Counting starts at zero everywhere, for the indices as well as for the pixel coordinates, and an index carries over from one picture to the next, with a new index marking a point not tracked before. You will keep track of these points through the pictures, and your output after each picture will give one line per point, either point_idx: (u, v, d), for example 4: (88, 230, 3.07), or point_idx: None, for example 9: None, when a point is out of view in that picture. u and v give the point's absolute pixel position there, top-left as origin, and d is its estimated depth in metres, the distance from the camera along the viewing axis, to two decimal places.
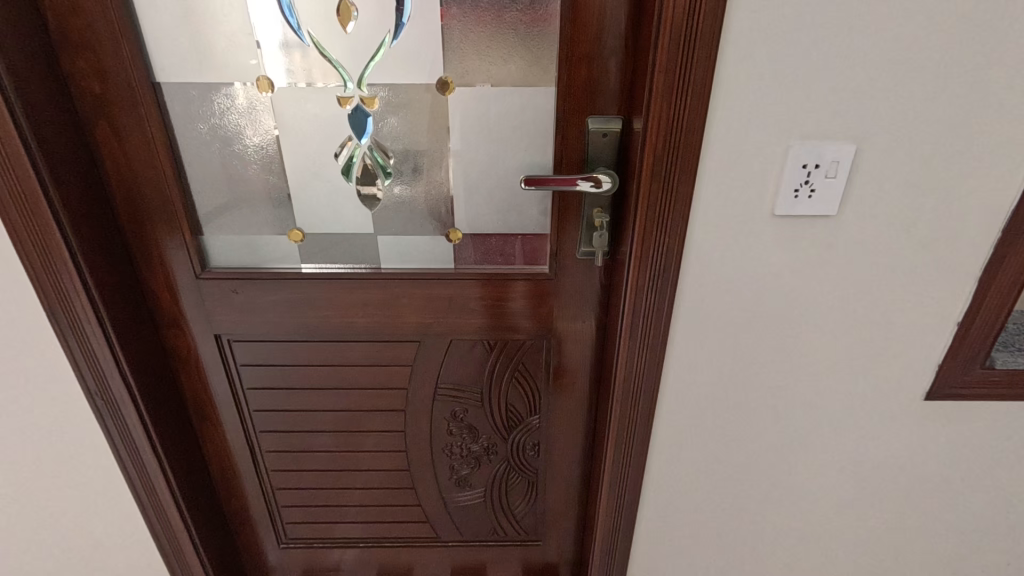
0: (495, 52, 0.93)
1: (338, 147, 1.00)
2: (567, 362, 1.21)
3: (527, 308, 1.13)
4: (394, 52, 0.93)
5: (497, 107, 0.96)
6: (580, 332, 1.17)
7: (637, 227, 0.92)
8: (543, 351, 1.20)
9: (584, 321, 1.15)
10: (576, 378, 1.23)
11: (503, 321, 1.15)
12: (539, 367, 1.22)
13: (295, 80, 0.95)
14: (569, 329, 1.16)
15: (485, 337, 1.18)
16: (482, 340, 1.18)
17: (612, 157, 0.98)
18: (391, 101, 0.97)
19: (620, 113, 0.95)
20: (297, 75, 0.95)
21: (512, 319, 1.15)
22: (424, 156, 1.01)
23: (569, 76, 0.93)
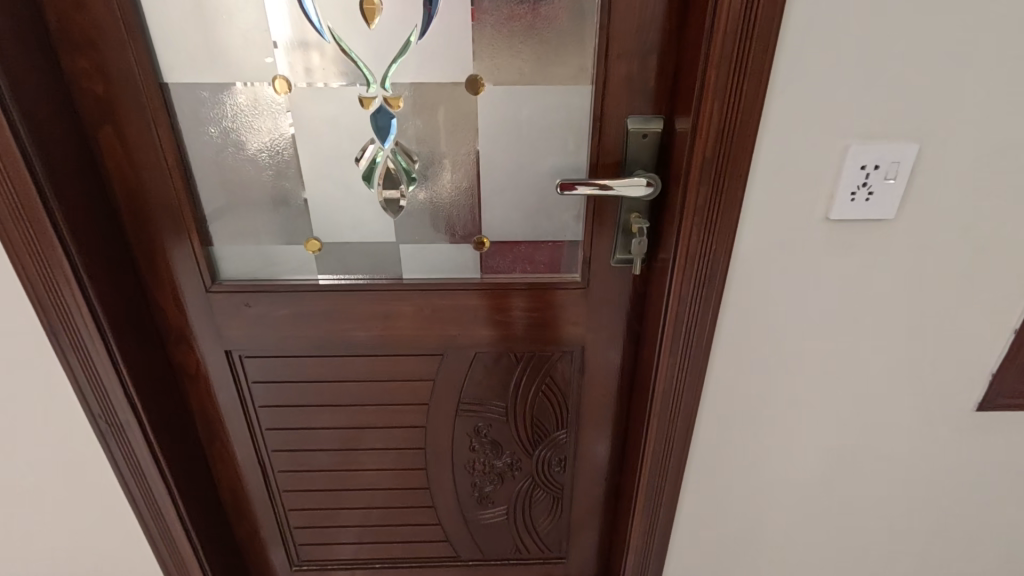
0: (528, 49, 0.87)
1: (359, 151, 0.94)
2: (597, 373, 1.15)
3: (556, 318, 1.07)
4: (420, 50, 0.87)
5: (528, 107, 0.91)
6: (611, 343, 1.11)
7: (683, 233, 0.86)
8: (572, 362, 1.14)
9: (615, 331, 1.10)
10: (605, 390, 1.17)
11: (530, 331, 1.09)
12: (567, 379, 1.16)
13: (293, 76, 0.88)
14: (599, 339, 1.10)
15: (511, 348, 1.12)
16: (507, 353, 1.12)
17: (651, 159, 0.92)
18: (416, 102, 0.90)
19: (660, 112, 0.90)
20: (295, 71, 0.88)
21: (539, 330, 1.09)
22: (450, 160, 0.95)
23: (608, 73, 0.87)
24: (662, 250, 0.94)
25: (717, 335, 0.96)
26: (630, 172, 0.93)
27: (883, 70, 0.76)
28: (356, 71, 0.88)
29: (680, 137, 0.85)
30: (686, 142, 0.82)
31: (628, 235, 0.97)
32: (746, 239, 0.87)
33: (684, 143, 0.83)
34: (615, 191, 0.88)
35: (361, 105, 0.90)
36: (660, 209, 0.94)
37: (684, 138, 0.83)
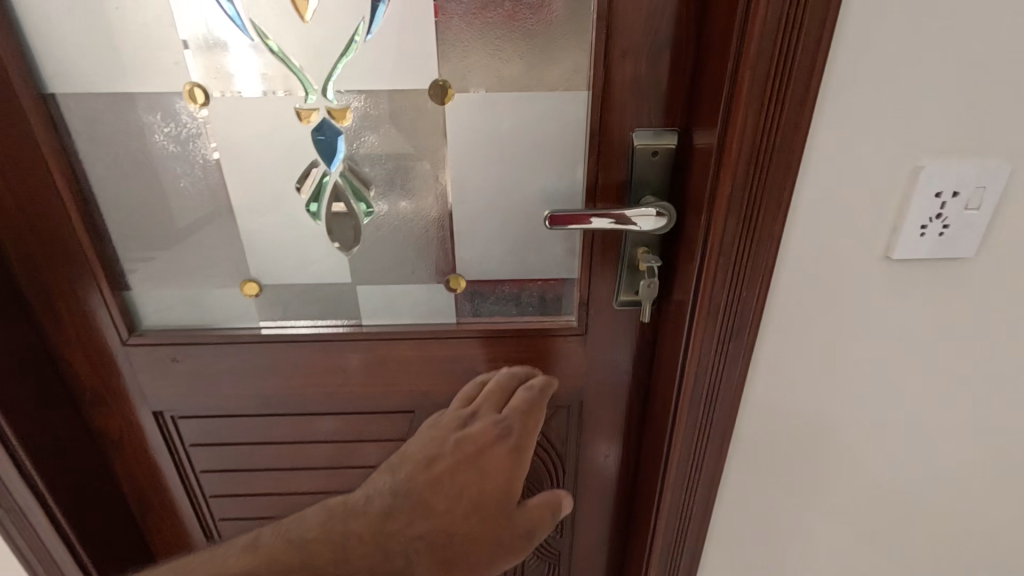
0: (507, 47, 0.69)
1: (301, 177, 0.75)
2: (598, 431, 0.97)
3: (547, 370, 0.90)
4: (371, 49, 0.68)
5: (509, 119, 0.73)
6: (615, 396, 0.93)
7: (705, 277, 0.68)
8: (568, 418, 0.96)
9: (619, 383, 0.92)
10: (608, 448, 0.99)
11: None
12: (563, 437, 0.98)
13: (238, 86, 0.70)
14: (600, 392, 0.93)
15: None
16: None
17: (663, 182, 0.74)
18: (368, 114, 0.72)
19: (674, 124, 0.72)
20: (238, 80, 0.69)
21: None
22: (413, 185, 0.77)
23: (607, 75, 0.69)
24: (677, 294, 0.76)
25: (745, 396, 0.78)
26: (636, 198, 0.74)
27: (971, 67, 0.58)
28: (289, 77, 0.69)
29: (700, 157, 0.67)
30: (709, 164, 0.64)
31: (634, 273, 0.80)
32: (784, 284, 0.69)
33: (705, 167, 0.65)
34: (634, 227, 0.71)
35: (298, 119, 0.71)
36: (673, 243, 0.76)
37: (706, 158, 0.65)
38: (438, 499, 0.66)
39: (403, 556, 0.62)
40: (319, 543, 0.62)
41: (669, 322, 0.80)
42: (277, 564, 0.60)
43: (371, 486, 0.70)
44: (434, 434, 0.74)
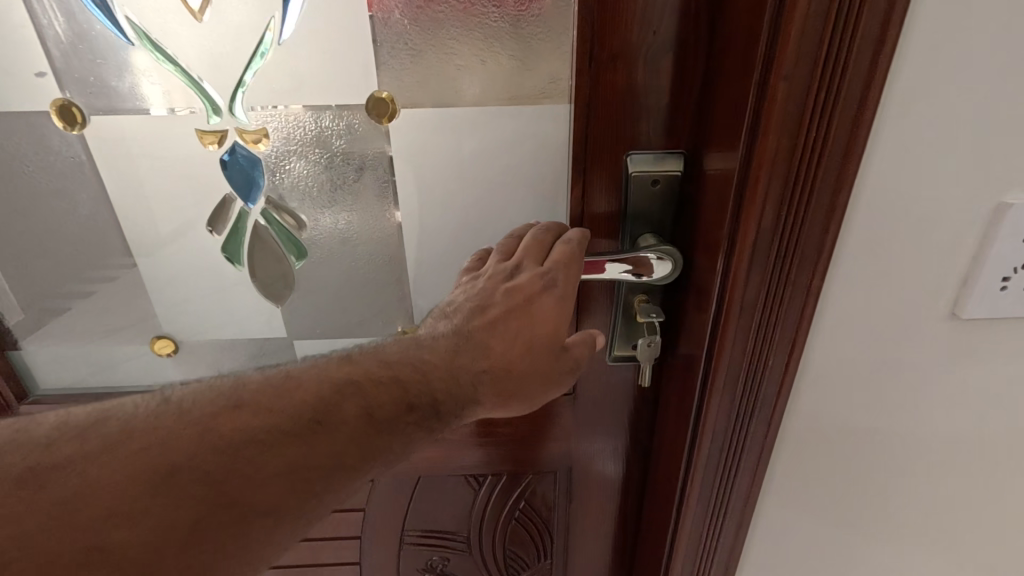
0: (465, 51, 0.54)
1: (214, 215, 0.60)
2: (591, 494, 0.83)
3: (532, 425, 0.77)
4: (288, 54, 0.53)
5: (471, 140, 0.58)
6: (610, 458, 0.79)
7: (720, 342, 0.53)
8: (556, 483, 0.82)
9: (613, 444, 0.78)
10: (603, 514, 0.85)
11: (496, 439, 0.79)
12: (550, 504, 0.84)
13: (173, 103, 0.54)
14: (593, 453, 0.79)
15: (467, 467, 0.81)
16: (462, 474, 0.82)
17: (666, 216, 0.57)
18: (289, 137, 0.57)
19: (678, 144, 0.56)
20: (173, 97, 0.54)
21: (507, 438, 0.78)
22: (354, 220, 0.61)
23: (593, 84, 0.53)
24: (683, 354, 0.61)
25: (768, 477, 0.63)
26: (633, 237, 0.59)
27: None
28: (185, 91, 0.54)
29: (711, 191, 0.51)
30: (724, 204, 0.48)
31: (630, 322, 0.65)
32: (820, 348, 0.54)
33: (719, 206, 0.49)
34: (640, 279, 0.56)
35: (202, 144, 0.56)
36: (679, 291, 0.61)
37: (719, 195, 0.49)
38: (510, 327, 0.52)
39: (468, 392, 0.49)
40: (406, 365, 0.48)
41: (674, 384, 0.65)
42: (369, 381, 0.46)
43: (431, 320, 0.54)
44: (478, 281, 0.55)
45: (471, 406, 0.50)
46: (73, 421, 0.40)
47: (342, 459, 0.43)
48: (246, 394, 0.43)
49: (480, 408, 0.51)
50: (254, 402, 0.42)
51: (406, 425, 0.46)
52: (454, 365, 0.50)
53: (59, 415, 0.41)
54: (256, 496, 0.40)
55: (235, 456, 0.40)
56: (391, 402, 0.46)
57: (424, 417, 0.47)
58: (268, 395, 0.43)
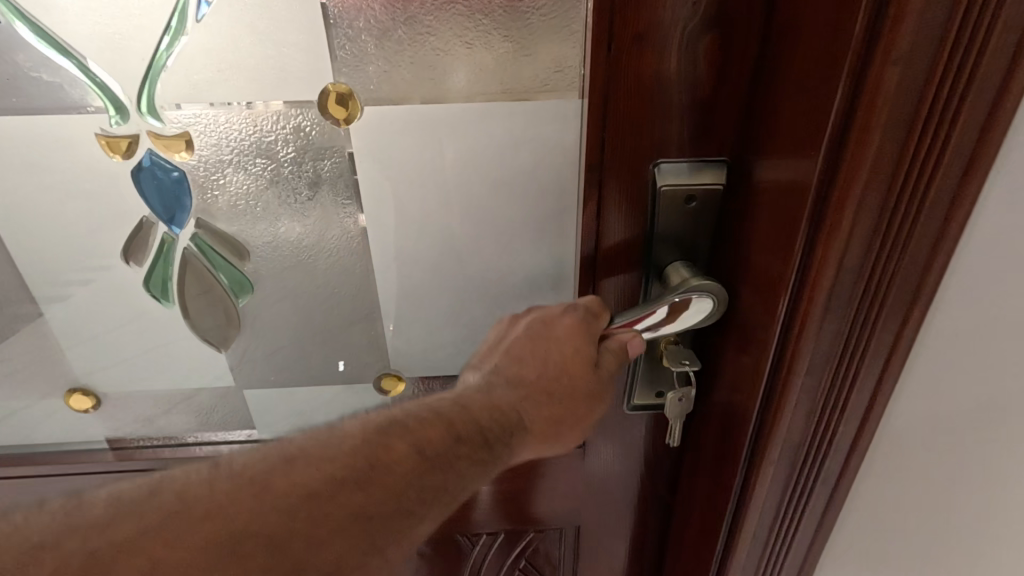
0: (444, 32, 0.41)
1: (132, 242, 0.47)
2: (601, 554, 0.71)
3: (535, 480, 0.65)
4: (211, 36, 0.40)
5: (455, 145, 0.45)
6: (626, 514, 0.68)
7: (778, 410, 0.41)
8: (561, 541, 0.70)
9: (629, 500, 0.66)
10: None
11: (492, 497, 0.66)
12: (553, 564, 0.72)
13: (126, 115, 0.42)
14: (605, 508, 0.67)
15: (458, 527, 0.69)
16: (452, 534, 0.69)
17: (703, 242, 0.46)
18: (218, 143, 0.44)
19: (722, 151, 0.43)
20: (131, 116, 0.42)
21: (505, 493, 0.66)
22: (308, 247, 0.49)
23: (611, 75, 0.40)
24: (715, 410, 0.49)
25: (820, 559, 0.51)
26: (659, 266, 0.47)
27: None
28: (77, 87, 0.41)
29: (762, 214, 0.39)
30: (789, 235, 0.36)
31: (654, 367, 0.52)
32: (906, 417, 0.41)
33: (779, 239, 0.37)
34: (675, 326, 0.43)
35: (106, 153, 0.43)
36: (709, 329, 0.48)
37: (779, 221, 0.37)
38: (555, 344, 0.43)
39: (516, 422, 0.41)
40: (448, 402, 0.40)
41: (702, 443, 0.53)
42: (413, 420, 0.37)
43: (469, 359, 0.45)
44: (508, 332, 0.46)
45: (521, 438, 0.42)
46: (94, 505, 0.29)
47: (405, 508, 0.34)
48: (299, 445, 0.34)
49: (529, 438, 0.42)
50: (313, 453, 0.33)
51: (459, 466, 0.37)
52: (493, 399, 0.41)
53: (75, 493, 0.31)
54: (324, 554, 0.31)
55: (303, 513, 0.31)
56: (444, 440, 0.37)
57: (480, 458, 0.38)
58: (321, 447, 0.34)
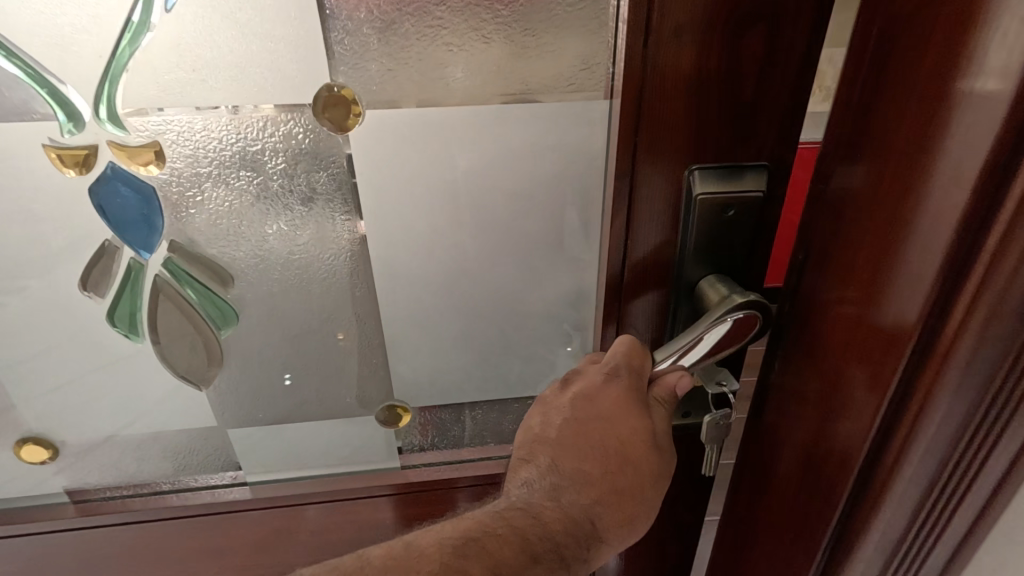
0: (458, 24, 0.36)
1: (92, 270, 0.40)
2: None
3: None
4: (185, 30, 0.34)
5: (469, 152, 0.40)
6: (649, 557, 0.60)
7: (871, 498, 0.33)
8: None
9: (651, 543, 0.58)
10: None
11: None
12: None
13: (82, 124, 0.35)
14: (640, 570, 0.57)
15: None
16: None
17: (741, 256, 0.41)
18: (194, 154, 0.37)
19: (765, 156, 0.39)
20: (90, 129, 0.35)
21: None
22: (302, 271, 0.43)
23: (648, 75, 0.35)
24: (759, 467, 0.41)
25: None
26: (694, 281, 0.42)
27: None
28: (20, 90, 0.34)
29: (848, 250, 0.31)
30: (905, 284, 0.28)
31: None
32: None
33: (893, 288, 0.29)
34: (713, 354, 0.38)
35: (59, 168, 0.36)
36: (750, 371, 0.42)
37: (888, 265, 0.29)
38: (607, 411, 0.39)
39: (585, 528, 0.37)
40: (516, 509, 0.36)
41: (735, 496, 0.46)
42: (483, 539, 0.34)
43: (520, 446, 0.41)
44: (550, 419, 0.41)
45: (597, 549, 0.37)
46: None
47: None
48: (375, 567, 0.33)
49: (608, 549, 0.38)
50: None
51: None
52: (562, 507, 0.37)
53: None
54: None
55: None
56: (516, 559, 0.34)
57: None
58: (401, 570, 0.33)
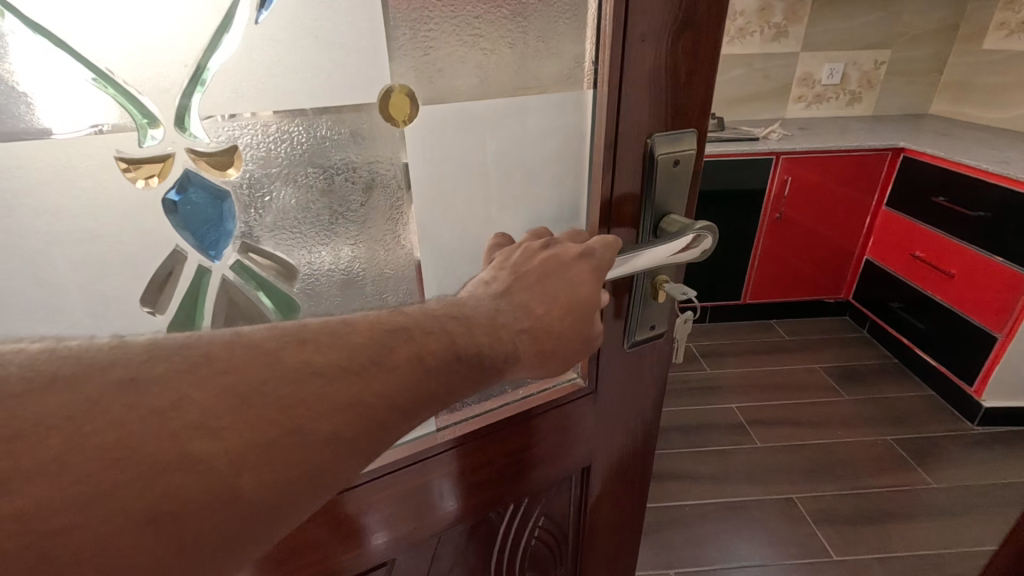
0: (492, 35, 0.45)
1: (163, 280, 0.41)
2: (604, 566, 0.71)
3: (550, 467, 0.58)
4: (261, 44, 0.38)
5: (494, 138, 0.48)
6: (627, 480, 0.66)
7: None
8: (556, 529, 0.64)
9: (628, 463, 0.65)
10: (605, 557, 0.70)
11: (506, 497, 0.57)
12: (543, 559, 0.66)
13: (162, 133, 0.38)
14: (613, 512, 0.67)
15: (448, 543, 0.57)
16: (443, 551, 0.57)
17: (685, 200, 0.51)
18: (268, 155, 0.41)
19: (697, 122, 0.48)
20: (169, 137, 0.38)
21: (513, 490, 0.57)
22: (358, 255, 0.48)
23: (623, 66, 0.43)
24: None
25: None
26: (654, 221, 0.50)
27: None
28: (74, 88, 0.34)
29: None
30: None
31: (648, 305, 0.53)
32: None
33: None
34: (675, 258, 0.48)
35: (129, 180, 0.37)
36: None
37: None
38: (543, 262, 0.44)
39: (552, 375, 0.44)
40: (449, 317, 0.37)
41: None
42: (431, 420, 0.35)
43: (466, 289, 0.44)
44: (510, 251, 0.47)
45: (511, 367, 0.40)
46: (122, 352, 0.27)
47: (405, 388, 0.32)
48: (311, 330, 0.31)
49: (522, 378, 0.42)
50: (428, 394, 0.34)
51: (451, 382, 0.35)
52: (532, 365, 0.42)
53: (54, 340, 0.26)
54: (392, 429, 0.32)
55: (304, 389, 0.29)
56: (441, 353, 0.35)
57: (466, 374, 0.36)
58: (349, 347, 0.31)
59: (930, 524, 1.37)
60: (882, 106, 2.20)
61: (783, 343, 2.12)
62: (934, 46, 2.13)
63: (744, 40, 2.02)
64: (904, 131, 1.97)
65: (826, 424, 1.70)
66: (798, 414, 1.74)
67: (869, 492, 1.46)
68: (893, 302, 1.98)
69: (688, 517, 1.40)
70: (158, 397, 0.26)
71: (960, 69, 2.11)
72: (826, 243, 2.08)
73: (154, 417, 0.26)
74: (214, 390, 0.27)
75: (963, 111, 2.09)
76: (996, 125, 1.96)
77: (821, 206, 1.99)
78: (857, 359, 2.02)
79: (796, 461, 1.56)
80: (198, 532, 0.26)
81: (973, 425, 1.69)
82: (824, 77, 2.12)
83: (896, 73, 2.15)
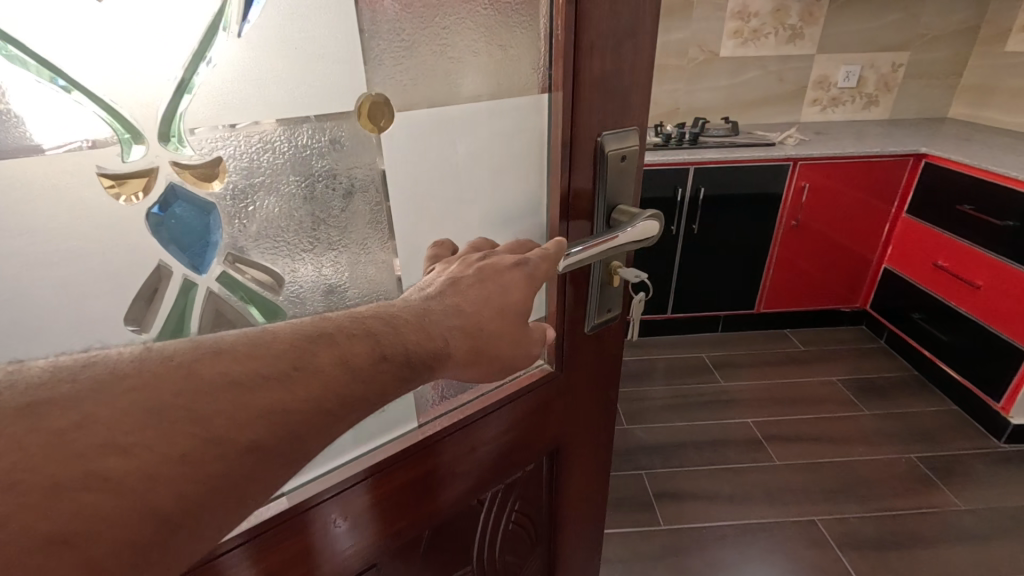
0: (454, 43, 0.47)
1: (147, 299, 0.42)
2: (569, 558, 0.74)
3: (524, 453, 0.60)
4: (241, 59, 0.40)
5: (462, 139, 0.50)
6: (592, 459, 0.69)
7: None
8: (528, 516, 0.66)
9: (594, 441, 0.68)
10: (574, 539, 0.73)
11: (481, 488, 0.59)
12: (517, 549, 0.67)
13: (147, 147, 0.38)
14: (579, 499, 0.70)
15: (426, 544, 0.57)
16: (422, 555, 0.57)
17: (630, 191, 0.53)
18: (250, 167, 0.43)
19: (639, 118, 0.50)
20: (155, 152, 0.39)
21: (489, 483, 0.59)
22: (339, 258, 0.49)
23: (576, 69, 0.44)
24: None
25: None
26: (606, 212, 0.52)
27: None
28: (59, 105, 0.35)
29: None
30: None
31: (604, 290, 0.56)
32: None
33: None
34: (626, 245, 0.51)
35: (111, 197, 0.38)
36: None
37: None
38: (478, 270, 0.45)
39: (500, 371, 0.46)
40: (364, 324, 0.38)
41: None
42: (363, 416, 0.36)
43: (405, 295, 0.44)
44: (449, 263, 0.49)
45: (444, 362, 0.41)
46: (34, 370, 0.29)
47: (334, 370, 0.34)
48: (214, 344, 0.32)
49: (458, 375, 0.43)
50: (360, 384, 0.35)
51: (381, 380, 0.36)
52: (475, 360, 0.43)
53: None
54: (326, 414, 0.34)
55: (205, 401, 0.30)
56: (365, 351, 0.36)
57: (391, 379, 0.37)
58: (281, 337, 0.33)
59: (955, 551, 1.32)
60: (899, 109, 2.14)
61: (800, 354, 2.07)
62: (955, 47, 2.06)
63: (759, 42, 1.99)
64: (923, 135, 1.92)
65: (847, 441, 1.65)
66: (822, 430, 1.70)
67: (897, 515, 1.42)
68: (913, 312, 1.93)
69: (704, 540, 1.38)
70: (48, 416, 0.27)
71: (979, 71, 2.05)
72: (844, 250, 2.03)
73: (43, 438, 0.27)
74: (108, 409, 0.28)
75: (985, 113, 2.03)
76: (1017, 127, 1.90)
77: (836, 213, 1.95)
78: (878, 371, 1.96)
79: (816, 481, 1.52)
80: (101, 531, 0.27)
81: (999, 442, 1.62)
82: (841, 80, 2.07)
83: (915, 75, 2.09)
